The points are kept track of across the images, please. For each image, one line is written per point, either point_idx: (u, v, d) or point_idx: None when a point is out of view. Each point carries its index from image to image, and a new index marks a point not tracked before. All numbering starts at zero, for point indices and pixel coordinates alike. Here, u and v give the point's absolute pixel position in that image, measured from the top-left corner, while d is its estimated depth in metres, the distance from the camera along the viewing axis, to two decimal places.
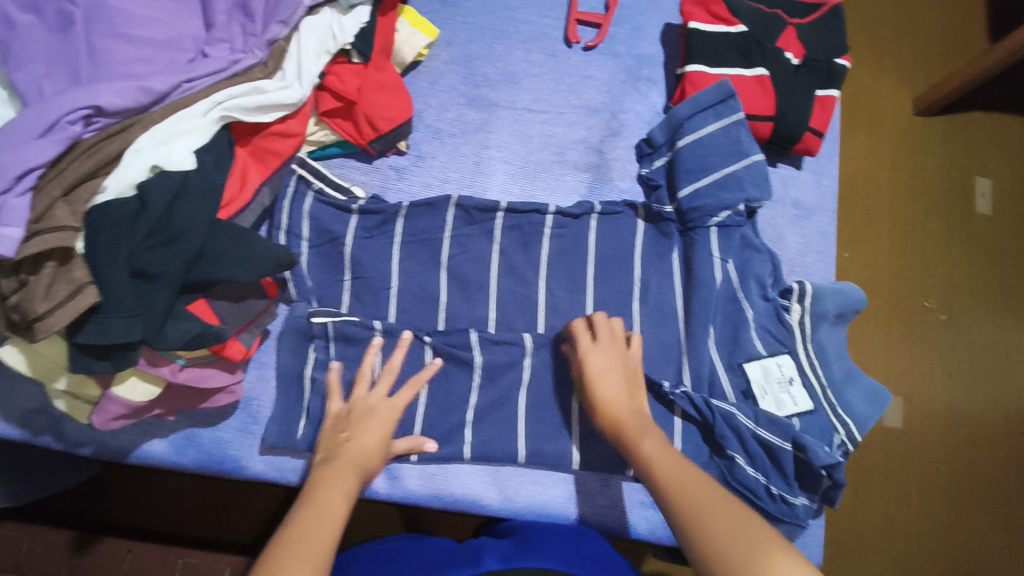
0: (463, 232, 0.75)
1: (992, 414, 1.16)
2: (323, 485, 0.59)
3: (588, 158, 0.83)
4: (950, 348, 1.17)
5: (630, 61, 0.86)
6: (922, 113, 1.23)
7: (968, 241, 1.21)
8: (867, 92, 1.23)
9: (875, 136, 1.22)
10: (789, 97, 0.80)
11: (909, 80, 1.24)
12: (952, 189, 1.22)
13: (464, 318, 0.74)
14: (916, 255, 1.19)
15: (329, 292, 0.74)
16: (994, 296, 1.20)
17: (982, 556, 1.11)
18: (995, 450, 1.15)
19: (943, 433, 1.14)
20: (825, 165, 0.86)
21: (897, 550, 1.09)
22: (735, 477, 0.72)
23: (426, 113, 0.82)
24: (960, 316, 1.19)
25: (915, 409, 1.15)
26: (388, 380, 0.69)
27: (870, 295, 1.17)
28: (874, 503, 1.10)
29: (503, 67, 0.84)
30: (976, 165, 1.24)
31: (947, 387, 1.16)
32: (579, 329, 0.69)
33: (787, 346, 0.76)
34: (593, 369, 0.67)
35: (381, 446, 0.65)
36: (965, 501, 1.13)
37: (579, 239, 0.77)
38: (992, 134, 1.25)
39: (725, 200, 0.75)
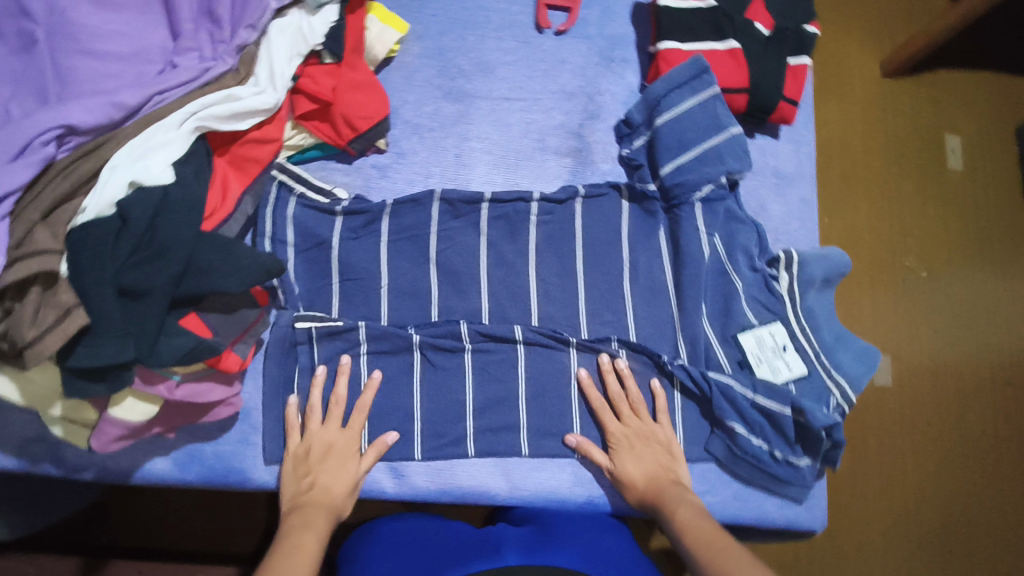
0: (449, 226, 0.76)
1: (977, 366, 1.18)
2: (292, 532, 0.59)
3: (568, 143, 0.82)
4: (931, 304, 1.19)
5: (603, 43, 0.86)
6: (890, 75, 1.24)
7: (942, 199, 1.23)
8: (835, 57, 1.24)
9: (847, 101, 1.23)
10: (762, 68, 0.81)
11: (874, 43, 1.25)
12: (924, 148, 1.24)
13: (458, 311, 0.74)
14: (895, 216, 1.21)
15: (318, 297, 0.73)
16: (973, 253, 1.22)
17: (972, 499, 1.14)
18: (980, 399, 1.17)
19: (930, 388, 1.16)
20: (802, 134, 0.86)
21: (892, 505, 1.11)
22: (738, 447, 0.73)
23: (403, 109, 0.80)
24: (941, 273, 1.20)
25: (908, 369, 1.16)
26: (336, 413, 0.68)
27: (856, 260, 1.18)
28: (868, 462, 1.12)
29: (476, 57, 0.83)
30: (944, 123, 1.26)
31: (932, 344, 1.18)
32: (595, 400, 0.72)
33: (777, 313, 0.77)
34: (620, 448, 0.69)
35: (345, 488, 0.65)
36: (957, 454, 1.15)
37: (566, 225, 0.78)
38: (959, 92, 1.27)
39: (708, 174, 0.77)
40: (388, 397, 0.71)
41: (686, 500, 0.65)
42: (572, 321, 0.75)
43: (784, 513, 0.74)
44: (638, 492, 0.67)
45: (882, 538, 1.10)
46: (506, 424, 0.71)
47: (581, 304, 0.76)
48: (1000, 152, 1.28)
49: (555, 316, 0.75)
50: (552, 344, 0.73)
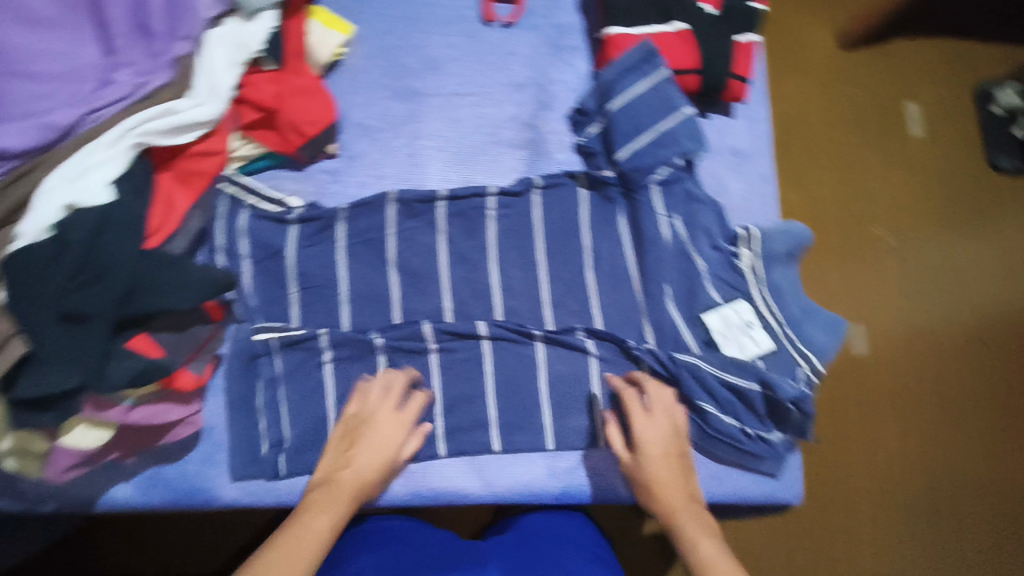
0: (407, 227, 0.75)
1: (949, 328, 1.19)
2: (309, 510, 0.60)
3: (522, 135, 0.82)
4: (901, 271, 1.20)
5: (550, 32, 0.85)
6: (843, 44, 1.25)
7: (906, 165, 1.24)
8: (789, 31, 1.25)
9: (802, 75, 1.24)
10: (710, 47, 0.80)
11: (826, 15, 1.26)
12: (886, 117, 1.25)
13: (420, 312, 0.73)
14: (861, 186, 1.22)
15: (277, 307, 0.71)
16: (937, 217, 1.24)
17: (958, 459, 1.14)
18: (957, 361, 1.18)
19: (906, 354, 1.17)
20: (756, 111, 0.85)
21: (875, 471, 1.12)
22: (710, 427, 0.73)
23: (352, 111, 0.79)
24: (909, 240, 1.22)
25: (881, 336, 1.18)
26: (396, 394, 0.69)
27: (823, 233, 1.19)
28: (849, 432, 1.13)
29: (423, 54, 0.82)
30: (903, 90, 1.27)
31: (905, 310, 1.19)
32: (629, 398, 0.71)
33: (742, 290, 0.77)
34: (647, 447, 0.68)
35: (381, 468, 0.65)
36: (937, 419, 1.16)
37: (524, 217, 0.77)
38: (917, 58, 1.28)
39: (663, 156, 0.76)
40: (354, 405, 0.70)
41: (709, 529, 0.63)
42: (535, 314, 0.75)
43: (759, 489, 0.74)
44: (655, 500, 0.66)
45: (869, 505, 1.11)
46: (474, 420, 0.72)
47: (544, 295, 0.76)
48: (962, 112, 1.28)
49: (520, 309, 0.75)
50: (517, 338, 0.73)
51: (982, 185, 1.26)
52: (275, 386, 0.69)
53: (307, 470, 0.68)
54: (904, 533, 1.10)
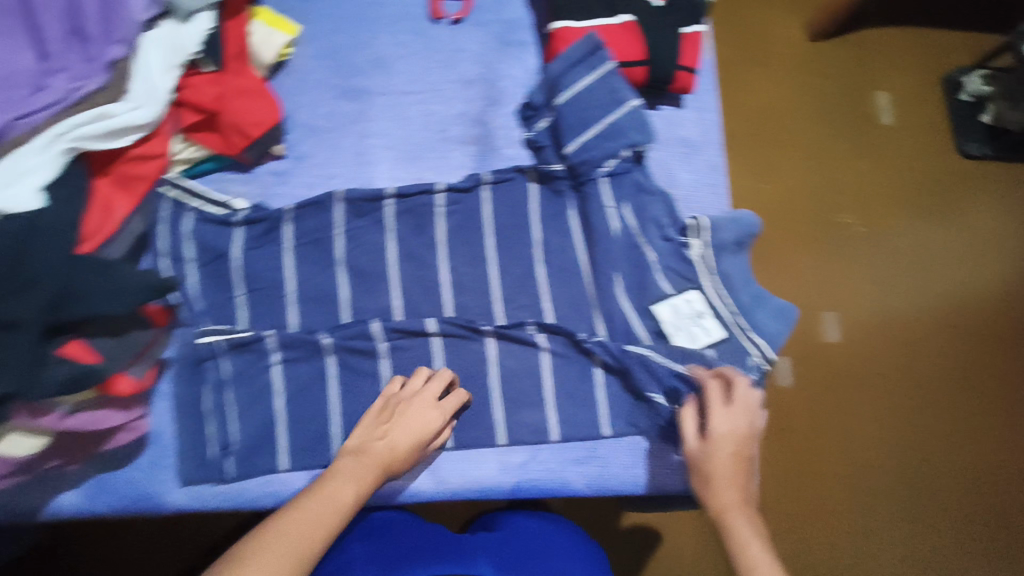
0: (355, 226, 0.75)
1: (924, 314, 1.20)
2: (337, 477, 0.62)
3: (471, 131, 0.81)
4: (872, 258, 1.22)
5: (498, 27, 0.84)
6: (817, 38, 1.29)
7: (875, 153, 1.26)
8: (760, 25, 1.30)
9: (771, 69, 1.28)
10: (656, 40, 0.80)
11: (797, 11, 1.31)
12: (852, 108, 1.27)
13: (370, 310, 0.73)
14: (828, 175, 1.24)
15: (224, 310, 0.71)
16: (906, 203, 1.25)
17: (936, 443, 1.14)
18: (932, 346, 1.18)
19: (879, 340, 1.18)
20: (705, 101, 0.85)
21: (850, 456, 1.13)
22: (663, 418, 0.73)
23: (299, 112, 0.79)
24: (881, 228, 1.23)
25: (855, 322, 1.18)
26: (439, 384, 0.69)
27: (789, 223, 1.21)
28: (822, 418, 1.14)
29: (371, 53, 0.82)
30: (872, 81, 1.29)
31: (877, 296, 1.20)
32: (712, 388, 0.70)
33: (693, 281, 0.76)
34: (719, 442, 0.68)
35: (412, 447, 0.66)
36: (913, 404, 1.16)
37: (473, 213, 0.77)
38: (885, 48, 1.31)
39: (610, 149, 0.76)
40: (302, 406, 0.70)
41: (761, 536, 0.65)
42: (486, 309, 0.75)
43: None
44: (713, 496, 0.67)
45: (846, 492, 1.11)
46: None
47: (495, 290, 0.75)
48: (930, 102, 1.29)
49: (470, 306, 0.75)
50: (466, 334, 0.73)
51: (953, 170, 1.27)
52: (220, 391, 0.69)
53: (255, 471, 0.68)
54: (882, 517, 1.11)
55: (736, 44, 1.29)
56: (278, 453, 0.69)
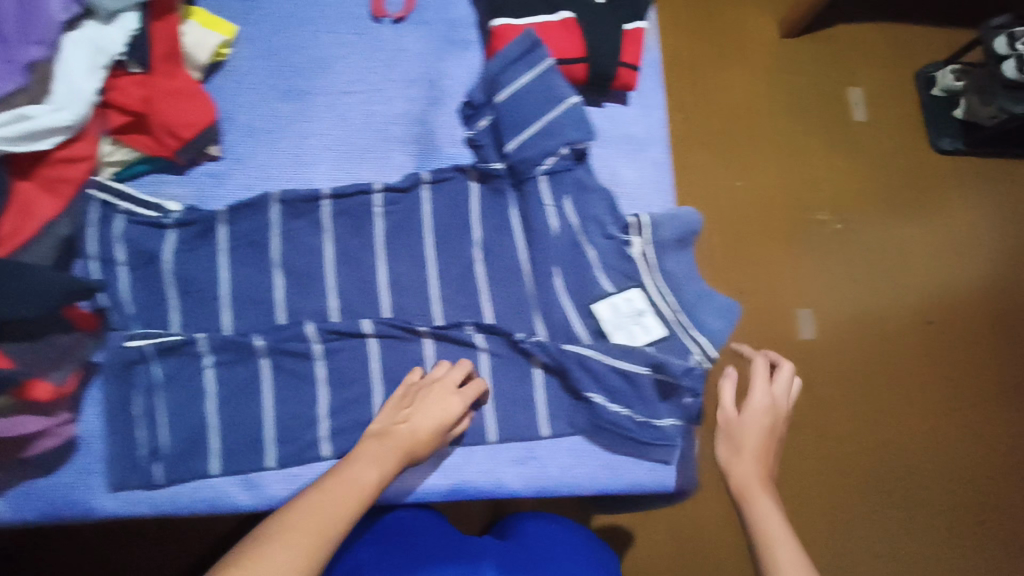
0: (291, 227, 0.74)
1: (896, 310, 1.20)
2: (361, 457, 0.61)
3: (413, 131, 0.80)
4: (847, 255, 1.21)
5: (442, 28, 0.84)
6: (789, 36, 1.29)
7: (846, 150, 1.26)
8: (733, 21, 1.29)
9: (745, 64, 1.27)
10: (597, 35, 0.80)
11: (769, 7, 1.30)
12: (830, 104, 1.27)
13: (305, 312, 0.73)
14: (802, 172, 1.23)
15: (156, 313, 0.71)
16: (878, 199, 1.25)
17: (908, 440, 1.15)
18: (905, 343, 1.19)
19: (855, 337, 1.18)
20: (650, 98, 0.85)
21: (825, 452, 1.13)
22: (599, 417, 0.73)
23: (237, 114, 0.78)
24: (855, 221, 1.23)
25: (828, 319, 1.18)
26: (456, 374, 0.70)
27: (762, 220, 1.20)
28: (797, 415, 1.13)
29: (312, 54, 0.81)
30: (846, 77, 1.29)
31: (850, 293, 1.20)
32: (757, 368, 0.77)
33: (636, 280, 0.76)
34: (750, 415, 0.74)
35: (434, 431, 0.66)
36: (887, 399, 1.16)
37: (411, 213, 0.76)
38: (857, 45, 1.31)
39: (547, 147, 0.75)
40: (234, 409, 0.70)
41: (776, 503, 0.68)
42: (423, 310, 0.74)
43: (657, 475, 0.74)
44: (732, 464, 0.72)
45: (823, 491, 1.11)
46: (362, 420, 0.71)
47: (434, 291, 0.75)
48: (900, 97, 1.29)
49: (408, 307, 0.74)
50: (404, 336, 0.73)
51: (926, 167, 1.27)
52: (151, 395, 0.69)
53: (188, 475, 0.68)
54: (858, 515, 1.11)
55: (709, 39, 1.27)
56: (210, 458, 0.69)
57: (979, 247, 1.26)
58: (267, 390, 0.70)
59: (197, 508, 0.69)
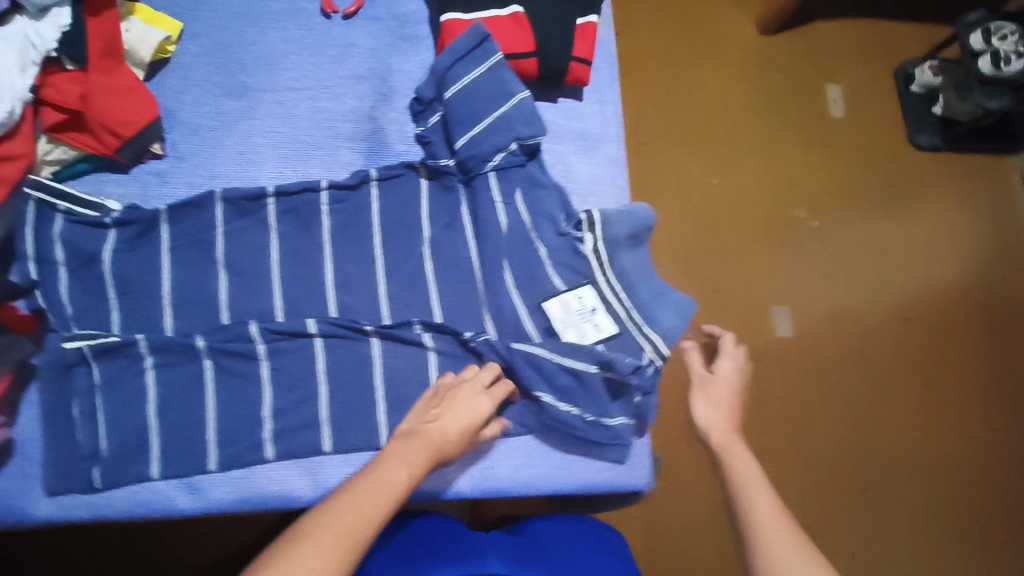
0: (236, 225, 0.73)
1: (875, 308, 1.18)
2: (392, 456, 0.58)
3: (361, 128, 0.80)
4: (826, 253, 1.20)
5: (393, 23, 0.83)
6: (766, 32, 1.28)
7: (822, 146, 1.25)
8: (709, 19, 1.28)
9: (722, 63, 1.26)
10: (547, 30, 0.79)
11: (746, 5, 1.30)
12: (806, 101, 1.27)
13: (249, 313, 0.71)
14: (780, 170, 1.22)
15: (96, 315, 0.69)
16: (856, 197, 1.23)
17: (887, 438, 1.13)
18: (884, 341, 1.17)
19: (834, 335, 1.16)
20: (606, 93, 0.84)
21: (804, 450, 1.11)
22: (549, 416, 0.71)
23: (181, 111, 0.77)
24: (832, 220, 1.21)
25: (806, 316, 1.16)
26: (486, 375, 0.69)
27: (738, 216, 1.18)
28: (776, 414, 1.11)
29: (258, 51, 0.80)
30: (823, 74, 1.29)
31: (829, 291, 1.18)
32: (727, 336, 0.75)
33: (587, 276, 0.76)
34: (722, 373, 0.72)
35: (465, 432, 0.64)
36: (866, 397, 1.14)
37: (360, 211, 0.75)
38: (833, 42, 1.30)
39: (498, 143, 0.75)
40: (175, 411, 0.68)
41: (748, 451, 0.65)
42: (372, 309, 0.73)
43: (606, 474, 0.73)
44: (703, 414, 0.68)
45: (805, 494, 1.09)
46: (307, 422, 0.70)
47: (383, 291, 0.74)
48: (879, 94, 1.29)
49: (355, 306, 0.73)
50: (350, 335, 0.71)
51: (905, 165, 1.27)
52: (91, 398, 0.68)
53: (126, 480, 0.67)
54: (838, 515, 1.09)
55: (688, 37, 1.26)
56: (149, 463, 0.67)
57: (957, 243, 1.24)
58: (210, 392, 0.69)
59: (137, 513, 0.67)
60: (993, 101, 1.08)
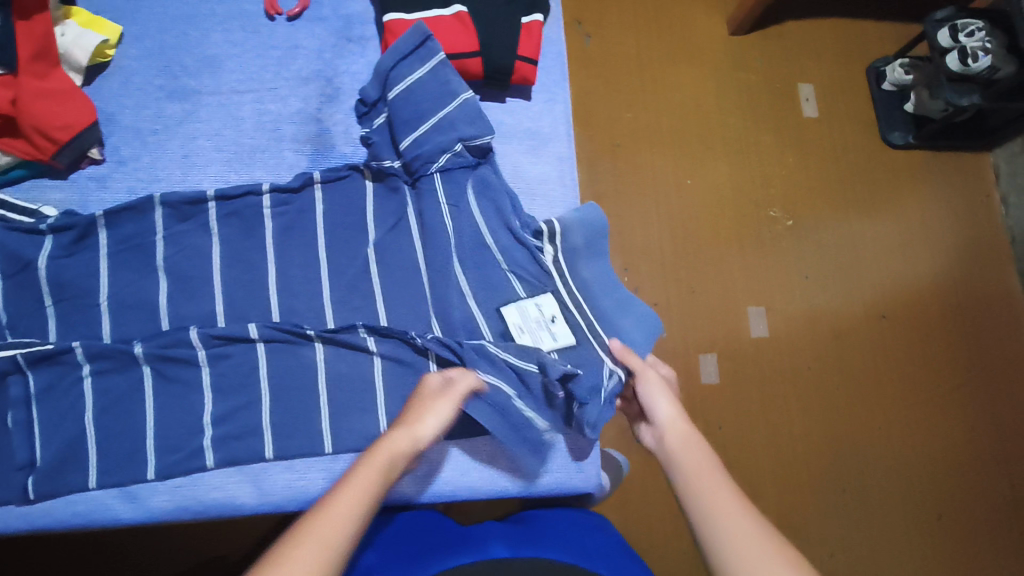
0: (176, 230, 0.72)
1: (850, 307, 1.17)
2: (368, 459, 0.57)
3: (307, 129, 0.79)
4: (799, 251, 1.18)
5: (339, 24, 0.82)
6: (737, 33, 1.27)
7: (794, 143, 1.24)
8: (680, 19, 1.27)
9: (695, 63, 1.25)
10: (491, 28, 0.78)
11: (718, 4, 1.29)
12: (779, 98, 1.25)
13: (190, 318, 0.70)
14: (754, 169, 1.21)
15: (35, 323, 0.68)
16: (830, 194, 1.22)
17: (864, 439, 1.11)
18: (860, 339, 1.16)
19: (809, 333, 1.14)
20: (554, 91, 0.84)
21: (780, 450, 1.09)
22: (485, 396, 0.68)
23: (122, 115, 0.76)
24: (807, 221, 1.20)
25: (780, 315, 1.15)
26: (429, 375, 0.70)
27: (712, 217, 1.17)
28: (753, 414, 1.10)
29: (201, 53, 0.79)
30: (796, 72, 1.27)
31: (805, 290, 1.16)
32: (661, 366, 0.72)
33: (547, 286, 0.74)
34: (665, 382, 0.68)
35: (422, 408, 0.63)
36: (841, 396, 1.13)
37: (304, 214, 0.75)
38: (806, 39, 1.29)
39: (442, 143, 0.75)
40: (113, 420, 0.67)
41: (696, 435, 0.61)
42: (316, 313, 0.72)
43: (553, 477, 0.73)
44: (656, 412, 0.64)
45: (779, 494, 1.07)
46: (251, 429, 0.68)
47: (326, 294, 0.73)
48: (854, 93, 1.28)
49: (299, 310, 0.72)
50: (291, 339, 0.70)
51: (881, 163, 1.25)
52: (26, 407, 0.66)
53: (62, 491, 0.65)
54: (817, 516, 1.07)
55: (661, 36, 1.25)
56: (86, 473, 0.66)
57: (933, 241, 1.23)
58: (148, 400, 0.68)
59: (75, 523, 0.66)
60: (963, 99, 1.06)
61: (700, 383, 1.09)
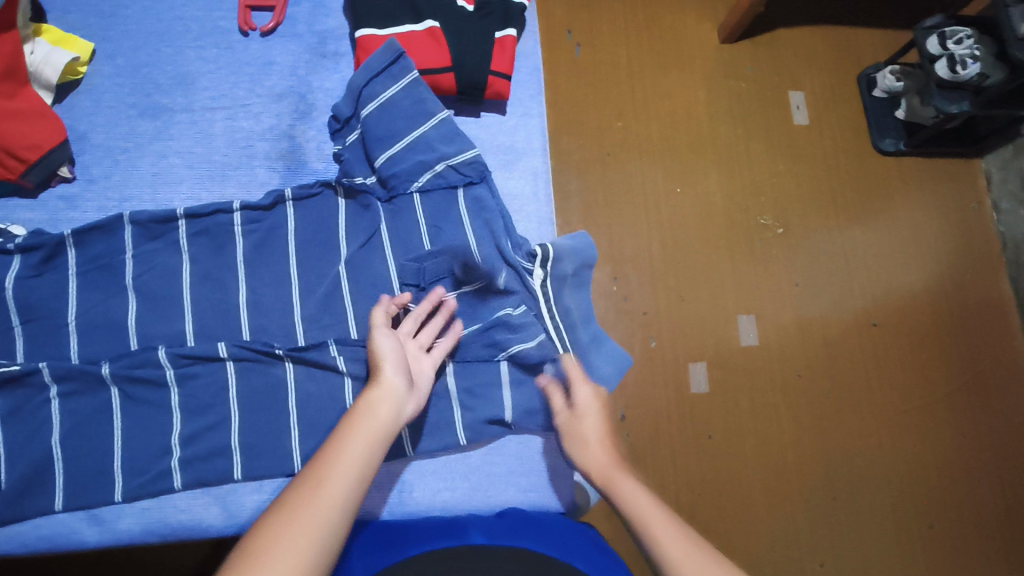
0: (145, 249, 0.72)
1: (839, 315, 1.16)
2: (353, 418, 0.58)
3: (279, 146, 0.79)
4: (789, 259, 1.17)
5: (313, 39, 0.82)
6: (727, 42, 1.27)
7: (784, 151, 1.23)
8: (670, 26, 1.26)
9: (685, 72, 1.25)
10: (465, 43, 0.78)
11: (709, 12, 1.29)
12: (768, 106, 1.25)
13: (159, 337, 0.69)
14: (744, 176, 1.20)
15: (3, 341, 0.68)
16: (818, 202, 1.21)
17: (853, 450, 1.10)
18: (850, 347, 1.15)
19: (798, 341, 1.14)
20: (530, 105, 0.84)
21: (769, 460, 1.08)
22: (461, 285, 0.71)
23: (93, 133, 0.76)
24: (797, 229, 1.19)
25: (770, 324, 1.14)
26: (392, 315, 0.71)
27: (702, 225, 1.16)
28: (743, 422, 1.09)
29: (174, 70, 0.79)
30: (787, 80, 1.27)
31: (796, 298, 1.16)
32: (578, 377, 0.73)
33: (533, 308, 0.74)
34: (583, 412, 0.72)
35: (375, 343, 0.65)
36: (829, 406, 1.12)
37: (275, 231, 0.74)
38: (795, 47, 1.28)
39: (420, 162, 0.75)
40: (80, 442, 0.67)
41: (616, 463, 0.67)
42: (287, 331, 0.71)
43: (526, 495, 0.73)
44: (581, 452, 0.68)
45: (766, 504, 1.06)
46: (219, 449, 0.68)
47: (297, 312, 0.72)
48: (843, 101, 1.27)
49: (269, 328, 0.71)
50: (261, 358, 0.69)
51: (871, 170, 1.25)
52: None
53: (28, 513, 0.65)
54: (805, 526, 1.06)
55: (652, 45, 1.25)
56: (53, 495, 0.66)
57: (924, 248, 1.22)
58: (116, 420, 0.67)
59: (42, 546, 0.66)
60: (952, 106, 1.05)
61: (688, 393, 1.08)
